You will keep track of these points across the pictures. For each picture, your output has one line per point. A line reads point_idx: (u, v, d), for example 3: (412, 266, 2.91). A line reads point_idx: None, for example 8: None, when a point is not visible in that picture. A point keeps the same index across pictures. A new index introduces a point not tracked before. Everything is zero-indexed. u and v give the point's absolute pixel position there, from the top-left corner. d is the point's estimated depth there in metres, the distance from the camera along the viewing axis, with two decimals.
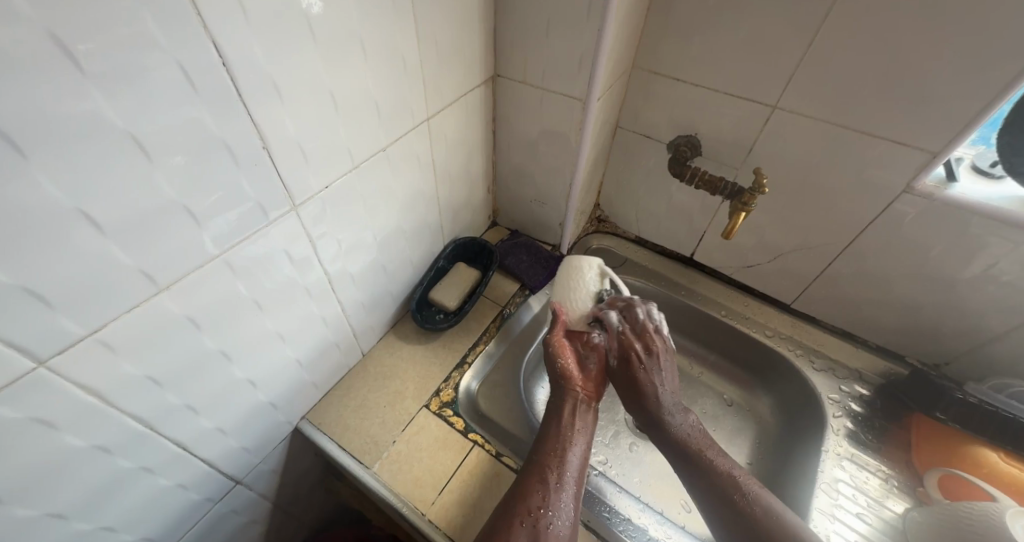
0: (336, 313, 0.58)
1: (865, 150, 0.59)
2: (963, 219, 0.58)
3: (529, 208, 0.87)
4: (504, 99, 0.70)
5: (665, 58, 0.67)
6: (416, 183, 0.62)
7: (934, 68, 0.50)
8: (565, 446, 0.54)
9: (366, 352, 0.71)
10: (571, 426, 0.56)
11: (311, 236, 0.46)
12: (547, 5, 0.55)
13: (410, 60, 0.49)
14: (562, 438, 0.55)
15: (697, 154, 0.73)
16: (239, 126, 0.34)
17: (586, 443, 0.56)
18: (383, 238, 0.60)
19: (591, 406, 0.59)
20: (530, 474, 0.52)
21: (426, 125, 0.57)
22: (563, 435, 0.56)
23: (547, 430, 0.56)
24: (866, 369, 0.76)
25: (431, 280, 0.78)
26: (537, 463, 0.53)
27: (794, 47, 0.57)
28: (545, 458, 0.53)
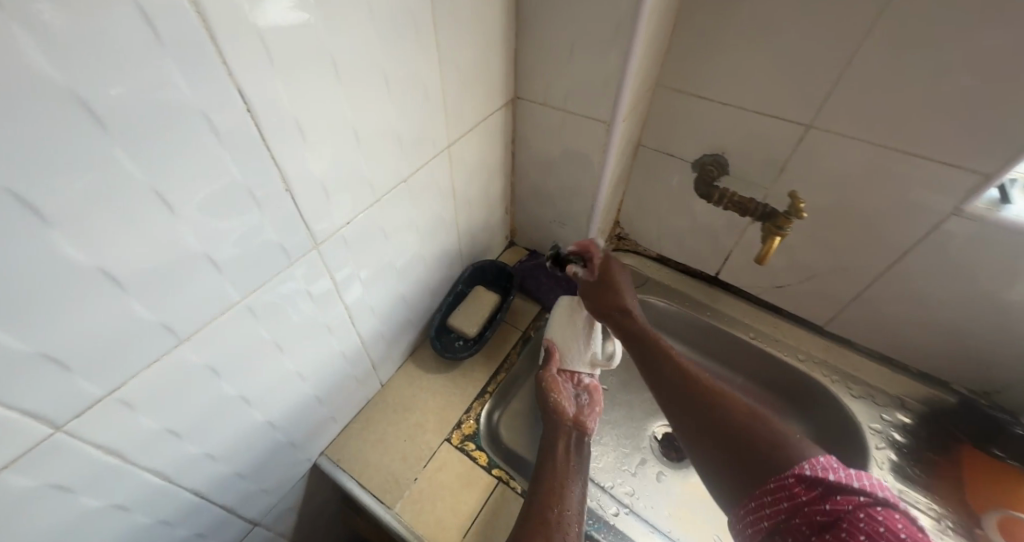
0: (356, 346, 0.56)
1: (908, 171, 0.56)
2: (1018, 242, 0.54)
3: (549, 229, 0.85)
4: (524, 121, 0.68)
5: (691, 77, 0.65)
6: (437, 210, 0.60)
7: (986, 87, 0.47)
8: (564, 482, 0.53)
9: (385, 381, 0.69)
10: (564, 468, 0.55)
11: (332, 273, 0.45)
12: (572, 27, 0.54)
13: (432, 88, 0.47)
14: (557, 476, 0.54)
15: (724, 174, 0.71)
16: (262, 170, 0.33)
17: (581, 483, 0.55)
18: (403, 267, 0.59)
19: (581, 448, 0.60)
20: (531, 512, 0.49)
21: (447, 152, 0.56)
22: (558, 473, 0.54)
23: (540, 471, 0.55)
24: (909, 396, 0.72)
25: (450, 305, 0.76)
26: (536, 500, 0.50)
27: (831, 65, 0.54)
28: (546, 493, 0.51)
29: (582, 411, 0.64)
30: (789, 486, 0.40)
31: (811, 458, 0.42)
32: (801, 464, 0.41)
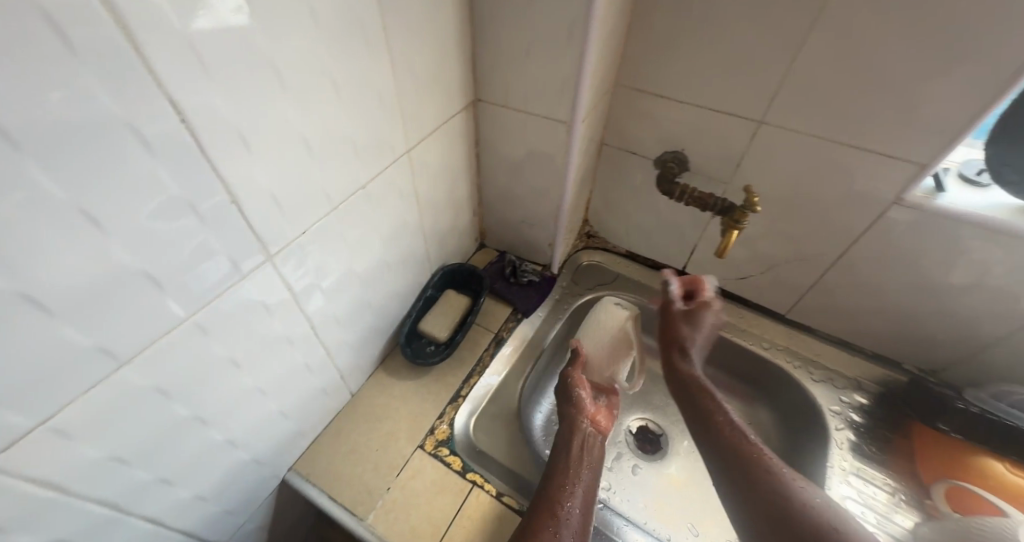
0: (320, 357, 0.55)
1: (853, 163, 0.59)
2: (955, 229, 0.57)
3: (517, 230, 0.85)
4: (486, 124, 0.68)
5: (648, 76, 0.66)
6: (399, 215, 0.59)
7: (919, 82, 0.50)
8: (573, 481, 0.58)
9: (355, 391, 0.68)
10: (577, 468, 0.59)
11: (290, 285, 0.44)
12: (527, 29, 0.54)
13: (387, 93, 0.47)
14: (570, 474, 0.59)
15: (684, 170, 0.72)
16: (204, 182, 0.31)
17: (589, 484, 0.59)
18: (367, 275, 0.58)
19: (596, 447, 0.64)
20: (542, 506, 0.54)
21: (407, 157, 0.55)
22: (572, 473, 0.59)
23: (556, 466, 0.59)
24: (866, 378, 0.75)
25: (420, 311, 0.75)
26: (550, 495, 0.56)
27: (777, 63, 0.56)
28: (555, 492, 0.56)
29: (597, 411, 0.68)
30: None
31: None
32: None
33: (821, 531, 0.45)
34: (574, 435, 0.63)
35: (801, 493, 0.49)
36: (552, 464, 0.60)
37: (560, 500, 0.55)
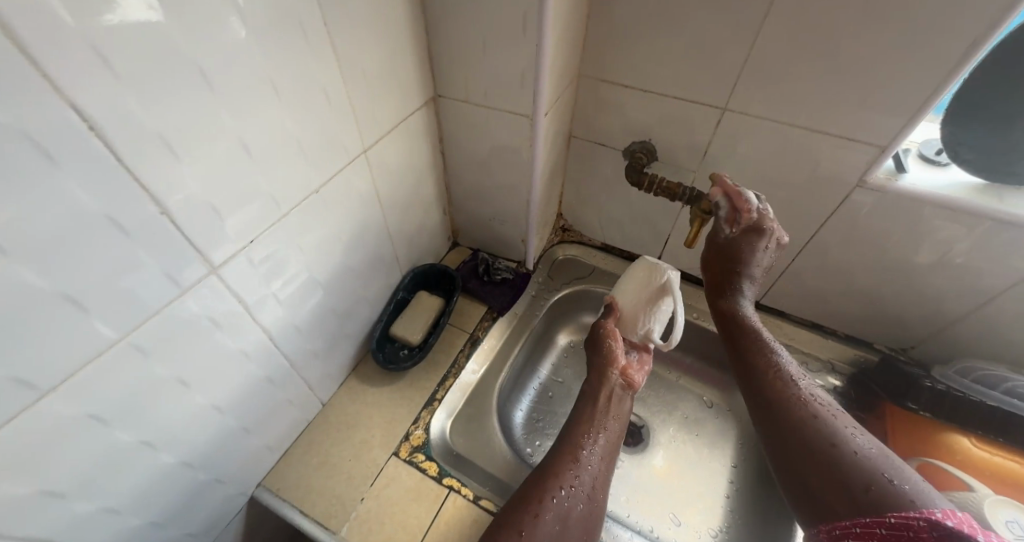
0: (282, 368, 0.53)
1: (816, 148, 0.59)
2: (918, 208, 0.57)
3: (489, 227, 0.84)
4: (449, 120, 0.66)
5: (611, 65, 0.65)
6: (361, 217, 0.57)
7: (876, 63, 0.49)
8: (597, 428, 0.59)
9: (326, 400, 0.66)
10: (604, 416, 0.61)
11: (239, 298, 0.42)
12: (482, 20, 0.52)
13: (335, 91, 0.44)
14: (596, 423, 0.60)
15: (653, 159, 0.71)
16: (125, 195, 0.29)
17: (614, 434, 0.60)
18: (330, 281, 0.56)
19: (623, 398, 0.64)
20: (565, 451, 0.57)
21: (364, 157, 0.53)
22: (598, 421, 0.60)
23: (584, 414, 0.61)
24: (838, 360, 0.76)
25: (391, 314, 0.74)
26: (575, 440, 0.58)
27: (737, 49, 0.55)
28: (579, 439, 0.58)
29: (630, 366, 0.67)
30: (916, 528, 0.36)
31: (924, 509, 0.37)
32: (932, 511, 0.37)
33: (862, 479, 0.42)
34: (602, 385, 0.63)
35: (848, 442, 0.45)
36: (578, 413, 0.62)
37: (583, 446, 0.57)
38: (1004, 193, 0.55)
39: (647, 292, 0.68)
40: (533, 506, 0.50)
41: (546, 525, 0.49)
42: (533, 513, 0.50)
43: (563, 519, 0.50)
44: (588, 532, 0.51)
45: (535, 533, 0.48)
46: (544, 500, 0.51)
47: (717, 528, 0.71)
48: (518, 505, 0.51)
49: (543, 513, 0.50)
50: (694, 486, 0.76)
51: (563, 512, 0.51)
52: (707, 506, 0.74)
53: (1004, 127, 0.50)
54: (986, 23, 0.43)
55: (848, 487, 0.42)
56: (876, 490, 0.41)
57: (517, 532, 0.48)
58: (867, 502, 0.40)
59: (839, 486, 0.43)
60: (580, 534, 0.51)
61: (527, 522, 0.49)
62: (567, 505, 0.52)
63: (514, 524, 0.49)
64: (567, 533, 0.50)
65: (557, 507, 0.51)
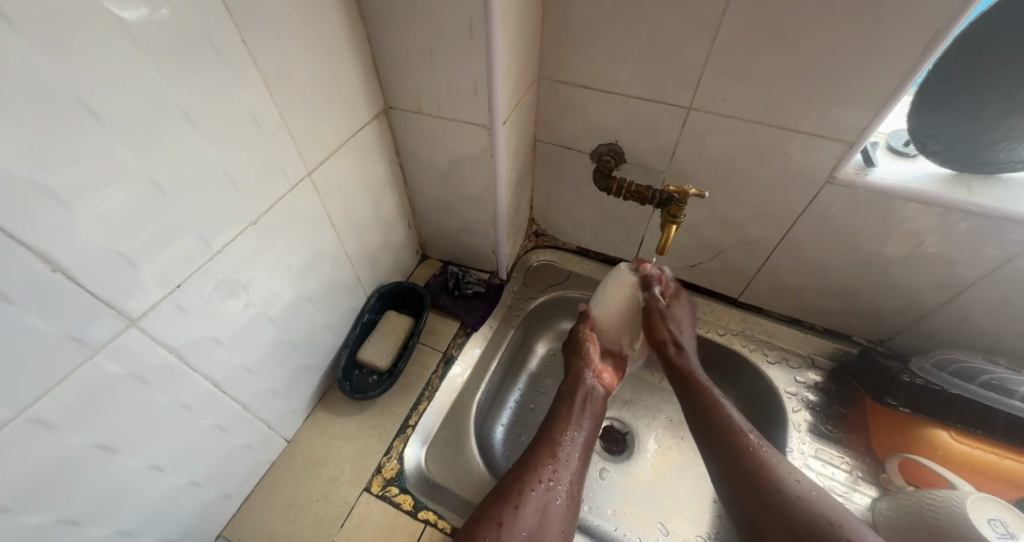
0: (234, 414, 0.49)
1: (782, 146, 0.57)
2: (887, 203, 0.56)
3: (457, 239, 0.80)
4: (404, 132, 0.63)
5: (571, 67, 0.62)
6: (312, 243, 0.54)
7: (838, 57, 0.48)
8: (573, 427, 0.60)
9: (291, 437, 0.63)
10: (581, 415, 0.62)
11: (168, 349, 0.38)
12: (428, 29, 0.49)
13: (265, 115, 0.41)
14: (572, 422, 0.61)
15: (621, 162, 0.69)
16: (5, 256, 0.26)
17: (589, 434, 0.61)
18: (282, 314, 0.52)
19: (597, 398, 0.65)
20: (545, 447, 0.57)
21: (309, 180, 0.50)
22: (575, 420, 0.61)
23: (561, 413, 0.62)
24: (818, 353, 0.75)
25: (358, 338, 0.70)
26: (553, 437, 0.59)
27: (698, 47, 0.53)
28: (556, 435, 0.59)
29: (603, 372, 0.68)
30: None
31: None
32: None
33: (803, 519, 0.45)
34: (575, 385, 0.64)
35: (792, 484, 0.48)
36: (555, 412, 0.62)
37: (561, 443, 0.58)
38: (972, 182, 0.54)
39: (623, 311, 0.68)
40: (513, 499, 0.51)
41: (525, 518, 0.50)
42: (513, 505, 0.50)
43: (542, 512, 0.51)
44: (567, 525, 0.52)
45: (514, 525, 0.49)
46: (524, 492, 0.52)
47: (705, 534, 0.70)
48: (498, 499, 0.51)
49: (522, 505, 0.50)
50: (680, 492, 0.74)
51: (541, 505, 0.51)
52: (693, 512, 0.72)
53: (968, 117, 0.49)
54: (944, 15, 0.41)
55: (792, 527, 0.45)
56: (815, 532, 0.44)
57: (496, 524, 0.49)
58: (806, 540, 0.44)
59: (784, 523, 0.46)
60: (557, 526, 0.51)
61: (506, 514, 0.49)
62: (546, 497, 0.52)
63: (495, 515, 0.49)
64: (545, 527, 0.50)
65: (536, 500, 0.51)
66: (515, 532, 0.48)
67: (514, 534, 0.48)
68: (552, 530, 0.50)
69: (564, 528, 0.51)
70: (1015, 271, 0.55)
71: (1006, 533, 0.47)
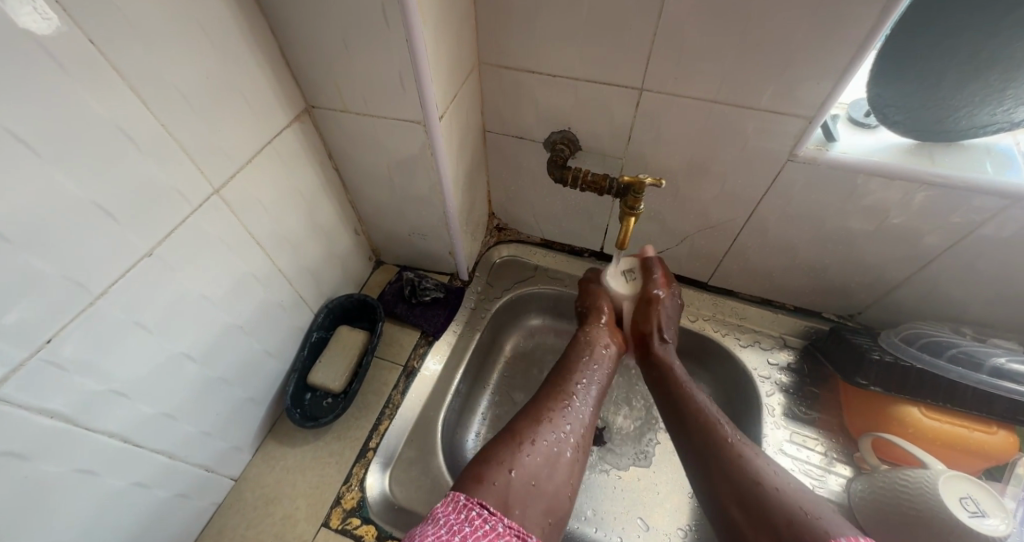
0: (157, 467, 0.45)
1: (741, 125, 0.54)
2: (851, 179, 0.54)
3: (410, 243, 0.75)
4: (333, 133, 0.57)
5: (512, 50, 0.57)
6: (233, 265, 0.48)
7: (789, 28, 0.44)
8: (590, 373, 0.58)
9: (240, 474, 0.58)
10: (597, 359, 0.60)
11: (46, 413, 0.34)
12: (337, 16, 0.43)
13: (137, 128, 0.35)
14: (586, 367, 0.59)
15: (576, 150, 0.65)
16: None
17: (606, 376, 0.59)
18: (207, 348, 0.47)
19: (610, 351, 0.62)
20: (558, 391, 0.55)
21: (217, 199, 0.44)
22: (589, 363, 0.59)
23: (576, 359, 0.60)
24: (789, 333, 0.73)
25: (307, 360, 0.64)
26: (568, 381, 0.56)
27: (642, 24, 0.49)
28: (572, 379, 0.57)
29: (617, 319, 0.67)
30: None
31: (850, 537, 0.37)
32: (841, 541, 0.37)
33: (780, 516, 0.42)
34: (592, 341, 0.62)
35: (774, 480, 0.45)
36: (570, 357, 0.60)
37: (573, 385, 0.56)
38: (934, 151, 0.52)
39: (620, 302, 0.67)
40: (523, 442, 0.48)
41: (534, 460, 0.47)
42: (523, 449, 0.47)
43: (552, 455, 0.48)
44: (575, 474, 0.49)
45: (523, 469, 0.46)
46: (536, 438, 0.49)
47: (686, 527, 0.67)
48: (507, 442, 0.48)
49: (532, 448, 0.48)
50: (659, 485, 0.71)
51: (552, 449, 0.49)
52: (674, 504, 0.69)
53: (931, 85, 0.46)
54: None
55: (772, 524, 0.42)
56: (794, 530, 0.41)
57: (506, 469, 0.45)
58: (788, 536, 0.40)
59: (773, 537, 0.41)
60: (567, 472, 0.49)
61: (515, 458, 0.46)
62: (557, 442, 0.50)
63: (502, 461, 0.46)
64: (555, 470, 0.48)
65: (547, 443, 0.49)
66: (524, 478, 0.45)
67: (524, 478, 0.45)
68: (561, 474, 0.48)
69: (573, 477, 0.49)
70: (979, 241, 0.54)
71: (979, 511, 0.47)
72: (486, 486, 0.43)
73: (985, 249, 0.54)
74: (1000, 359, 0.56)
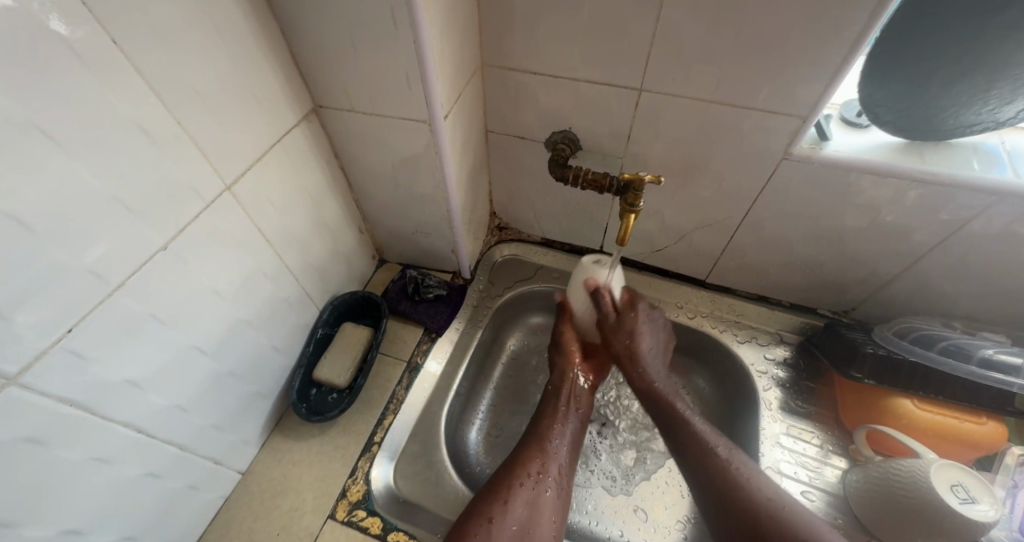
0: (169, 458, 0.46)
1: (738, 124, 0.55)
2: (845, 176, 0.55)
3: (414, 241, 0.76)
4: (339, 133, 0.58)
5: (515, 52, 0.58)
6: (242, 263, 0.49)
7: (783, 30, 0.46)
8: (563, 423, 0.59)
9: (247, 468, 0.59)
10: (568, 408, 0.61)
11: (66, 401, 0.35)
12: (346, 19, 0.44)
13: (154, 124, 0.36)
14: (558, 418, 0.60)
15: (576, 150, 0.66)
16: None
17: (579, 424, 0.60)
18: (217, 342, 0.48)
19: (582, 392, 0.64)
20: (534, 441, 0.56)
21: (229, 195, 0.45)
22: (559, 417, 0.60)
23: (547, 408, 0.61)
24: (785, 329, 0.75)
25: (312, 357, 0.65)
26: (542, 434, 0.58)
27: (642, 27, 0.50)
28: (545, 429, 0.58)
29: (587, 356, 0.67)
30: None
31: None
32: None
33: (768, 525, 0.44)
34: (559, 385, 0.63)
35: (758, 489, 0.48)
36: (542, 407, 0.62)
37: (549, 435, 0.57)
38: (923, 149, 0.54)
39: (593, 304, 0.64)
40: (501, 493, 0.50)
41: (515, 510, 0.49)
42: (502, 500, 0.49)
43: (533, 504, 0.50)
44: (558, 515, 0.51)
45: (504, 520, 0.48)
46: (513, 487, 0.51)
47: (686, 520, 0.67)
48: (485, 495, 0.50)
49: (511, 499, 0.49)
50: (659, 479, 0.71)
51: (532, 497, 0.50)
52: (673, 498, 0.69)
53: (918, 87, 0.47)
54: None
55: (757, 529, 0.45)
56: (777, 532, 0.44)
57: (487, 518, 0.48)
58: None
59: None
60: (551, 519, 0.50)
61: (496, 508, 0.48)
62: (537, 490, 0.51)
63: (484, 510, 0.48)
64: (538, 515, 0.49)
65: (526, 493, 0.50)
66: (506, 526, 0.47)
67: (507, 528, 0.47)
68: (546, 521, 0.49)
69: (557, 520, 0.50)
70: (967, 236, 0.55)
71: (969, 498, 0.48)
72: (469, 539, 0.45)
73: (973, 244, 0.56)
74: (988, 350, 0.57)
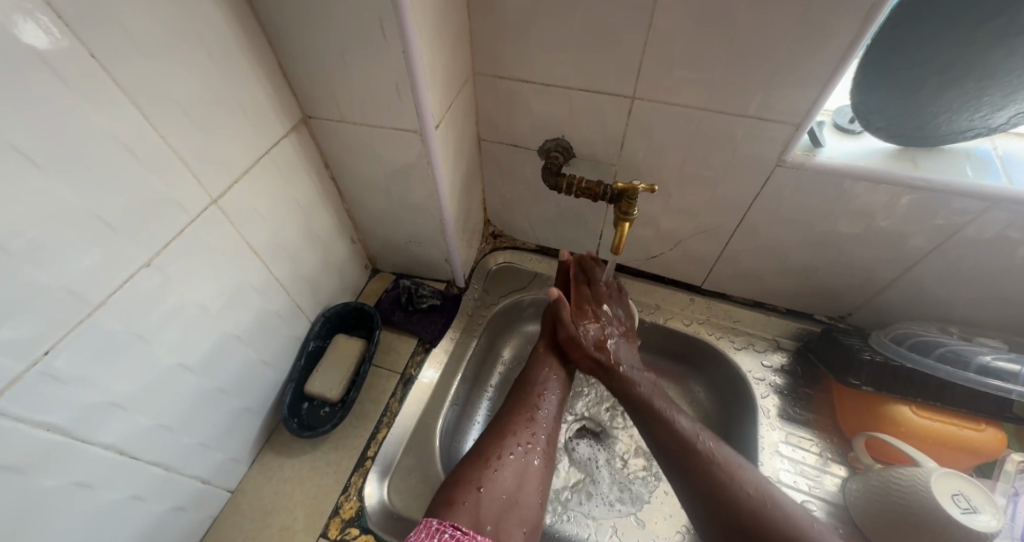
0: (155, 479, 0.45)
1: (732, 131, 0.55)
2: (839, 183, 0.55)
3: (407, 251, 0.75)
4: (329, 144, 0.57)
5: (506, 61, 0.58)
6: (231, 276, 0.48)
7: (774, 40, 0.45)
8: (546, 386, 0.61)
9: (237, 485, 0.58)
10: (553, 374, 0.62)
11: (43, 426, 0.34)
12: (335, 30, 0.44)
13: (137, 139, 0.35)
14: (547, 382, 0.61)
15: (570, 158, 0.66)
16: None
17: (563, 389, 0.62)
18: (205, 358, 0.47)
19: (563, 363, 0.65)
20: (521, 408, 0.58)
21: (215, 209, 0.44)
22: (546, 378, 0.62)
23: (536, 374, 0.62)
24: (782, 335, 0.74)
25: (304, 370, 0.64)
26: (529, 401, 0.59)
27: (634, 36, 0.50)
28: (532, 397, 0.59)
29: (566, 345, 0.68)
30: None
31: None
32: None
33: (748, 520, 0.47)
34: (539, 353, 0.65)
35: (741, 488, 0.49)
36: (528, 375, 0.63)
37: (535, 400, 0.59)
38: (916, 156, 0.53)
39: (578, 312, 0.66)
40: (491, 462, 0.50)
41: (503, 479, 0.49)
42: (490, 468, 0.50)
43: (521, 473, 0.51)
44: (544, 486, 0.52)
45: (492, 489, 0.48)
46: (502, 456, 0.51)
47: (686, 529, 0.66)
48: (475, 463, 0.51)
49: (500, 468, 0.50)
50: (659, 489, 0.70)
51: (520, 468, 0.51)
52: (672, 508, 0.68)
53: (911, 94, 0.47)
54: None
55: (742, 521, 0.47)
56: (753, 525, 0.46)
57: (474, 488, 0.48)
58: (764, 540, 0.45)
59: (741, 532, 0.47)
60: (537, 488, 0.51)
61: (484, 477, 0.49)
62: (524, 460, 0.52)
63: (471, 480, 0.48)
64: (525, 487, 0.50)
65: (514, 463, 0.51)
66: (493, 494, 0.48)
67: (494, 498, 0.48)
68: (532, 491, 0.50)
69: (544, 489, 0.52)
70: (962, 243, 0.55)
71: (971, 508, 0.48)
72: (456, 508, 0.45)
73: (968, 250, 0.56)
74: (986, 357, 0.57)
